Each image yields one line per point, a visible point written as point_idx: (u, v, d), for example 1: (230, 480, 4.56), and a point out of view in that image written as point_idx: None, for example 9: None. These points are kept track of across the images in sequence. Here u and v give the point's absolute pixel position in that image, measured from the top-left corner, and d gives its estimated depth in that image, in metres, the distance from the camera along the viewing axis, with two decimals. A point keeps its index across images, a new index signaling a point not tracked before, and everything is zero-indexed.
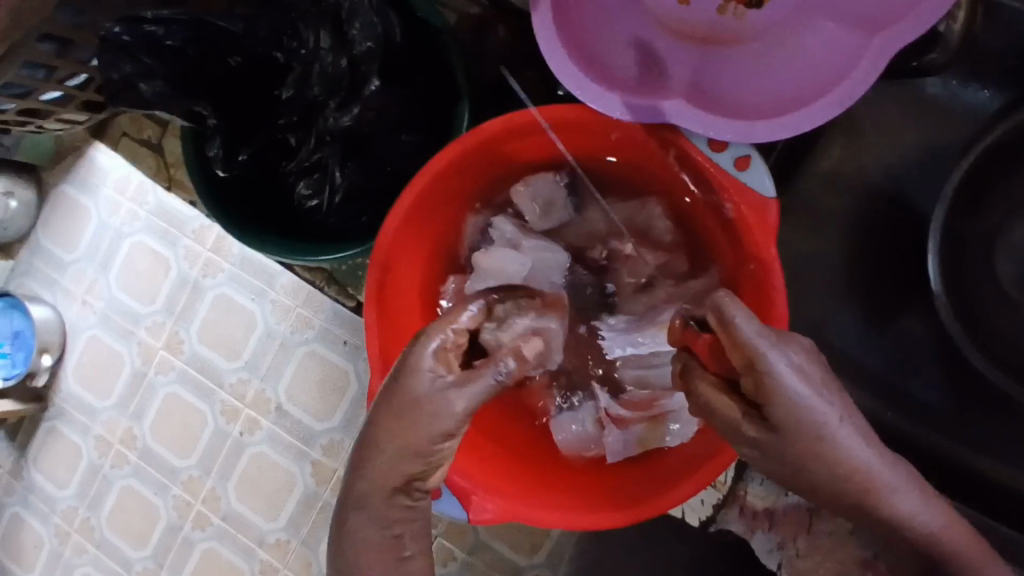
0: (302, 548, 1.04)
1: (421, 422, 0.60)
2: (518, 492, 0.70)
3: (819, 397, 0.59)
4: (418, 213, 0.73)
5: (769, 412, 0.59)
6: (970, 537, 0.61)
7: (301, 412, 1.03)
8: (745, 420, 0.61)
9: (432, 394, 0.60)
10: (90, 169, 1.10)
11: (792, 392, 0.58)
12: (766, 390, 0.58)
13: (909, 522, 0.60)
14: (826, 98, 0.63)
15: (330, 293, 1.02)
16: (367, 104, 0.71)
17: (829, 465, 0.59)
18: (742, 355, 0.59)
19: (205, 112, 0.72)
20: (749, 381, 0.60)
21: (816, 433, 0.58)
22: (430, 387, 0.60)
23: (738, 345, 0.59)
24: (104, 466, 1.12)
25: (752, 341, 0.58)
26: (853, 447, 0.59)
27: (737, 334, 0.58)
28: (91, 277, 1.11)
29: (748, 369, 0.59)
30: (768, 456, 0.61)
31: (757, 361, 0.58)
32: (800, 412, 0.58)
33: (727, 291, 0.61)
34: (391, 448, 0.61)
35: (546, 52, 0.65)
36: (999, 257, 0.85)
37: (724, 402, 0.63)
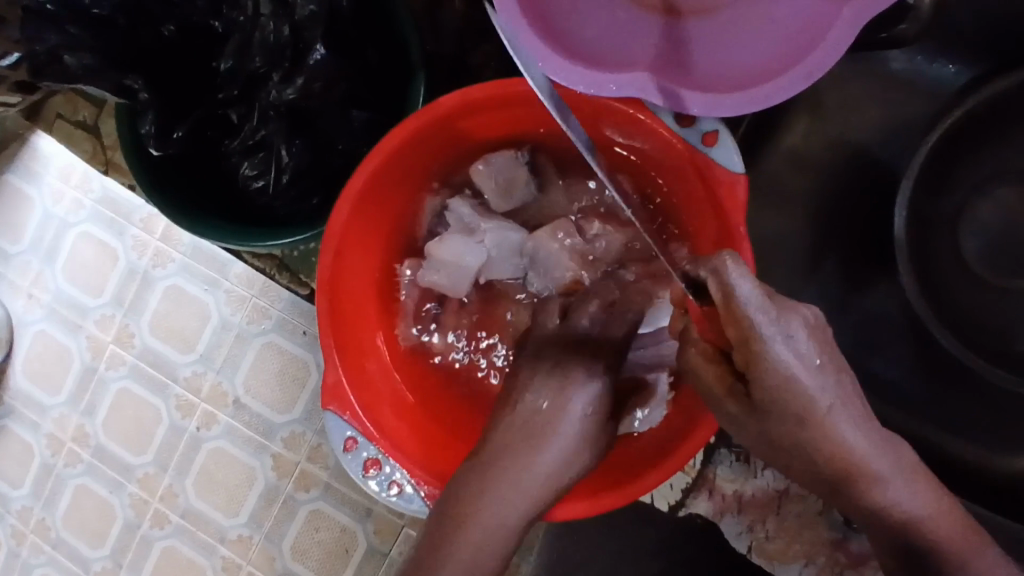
0: (266, 545, 1.01)
1: (556, 448, 0.64)
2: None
3: (812, 377, 0.56)
4: (373, 193, 0.70)
5: (758, 389, 0.56)
6: (955, 522, 0.63)
7: (261, 406, 1.01)
8: (728, 391, 0.59)
9: (578, 432, 0.65)
10: (31, 156, 1.06)
11: (786, 372, 0.54)
12: (757, 370, 0.55)
13: (890, 508, 0.62)
14: (793, 71, 0.61)
15: (282, 281, 1.00)
16: (313, 74, 0.68)
17: (814, 449, 0.59)
18: (738, 334, 0.54)
19: (137, 85, 0.69)
20: (739, 358, 0.55)
21: (806, 416, 0.57)
22: (573, 427, 0.65)
23: (735, 322, 0.53)
24: (57, 466, 1.07)
25: (751, 323, 0.52)
26: (844, 433, 0.58)
27: (738, 312, 0.52)
28: (36, 269, 1.08)
29: (742, 347, 0.54)
30: (751, 430, 0.60)
31: (752, 341, 0.53)
32: (790, 392, 0.55)
33: (732, 255, 0.53)
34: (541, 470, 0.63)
35: (506, 24, 0.62)
36: (964, 233, 0.85)
37: (709, 374, 0.59)
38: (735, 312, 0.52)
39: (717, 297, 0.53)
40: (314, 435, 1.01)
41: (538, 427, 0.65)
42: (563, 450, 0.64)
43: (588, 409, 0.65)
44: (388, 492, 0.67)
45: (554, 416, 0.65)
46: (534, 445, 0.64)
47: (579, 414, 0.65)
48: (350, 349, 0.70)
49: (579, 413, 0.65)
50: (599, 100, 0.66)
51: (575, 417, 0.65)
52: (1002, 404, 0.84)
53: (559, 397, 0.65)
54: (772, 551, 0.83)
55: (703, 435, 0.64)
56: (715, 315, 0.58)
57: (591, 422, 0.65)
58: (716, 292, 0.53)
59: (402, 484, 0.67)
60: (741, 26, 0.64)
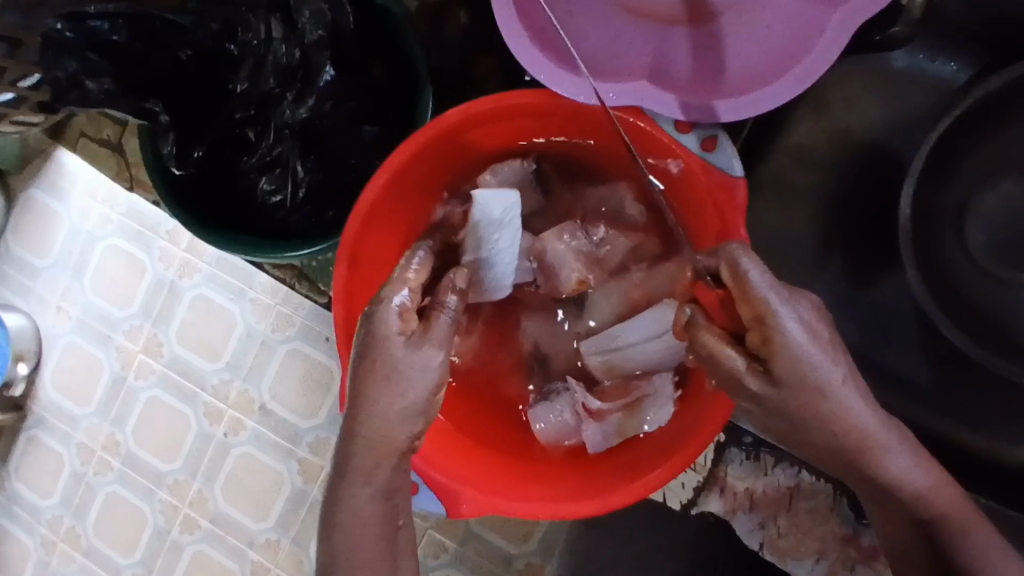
0: (293, 548, 1.05)
1: (380, 453, 0.62)
2: (462, 470, 0.69)
3: (825, 355, 0.58)
4: (385, 203, 0.72)
5: (773, 367, 0.58)
6: (954, 497, 0.63)
7: (286, 412, 1.04)
8: (746, 373, 0.59)
9: (397, 422, 0.61)
10: (56, 172, 1.10)
11: (799, 350, 0.57)
12: (773, 346, 0.57)
13: (899, 481, 0.62)
14: (786, 76, 0.65)
15: (301, 290, 1.04)
16: (322, 96, 0.74)
17: (827, 422, 0.60)
18: (751, 310, 0.58)
19: (157, 108, 0.73)
20: (755, 337, 0.59)
21: (818, 391, 0.58)
22: (404, 391, 0.60)
23: (749, 300, 0.57)
24: (88, 474, 1.11)
25: (763, 296, 0.57)
26: (853, 407, 0.60)
27: (750, 290, 0.57)
28: (65, 284, 1.12)
29: (757, 324, 0.58)
30: (766, 409, 0.61)
31: (767, 316, 0.57)
32: (806, 370, 0.57)
33: (741, 244, 0.59)
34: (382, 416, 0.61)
35: (507, 36, 0.67)
36: (970, 225, 0.85)
37: (727, 355, 0.60)
38: (748, 291, 0.57)
39: (729, 278, 0.59)
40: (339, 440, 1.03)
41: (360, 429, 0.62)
42: (388, 449, 0.62)
43: (401, 391, 0.60)
44: None
45: (371, 412, 0.61)
46: (356, 464, 0.62)
47: (391, 406, 0.61)
48: None
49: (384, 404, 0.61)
50: (597, 110, 0.68)
51: (388, 409, 0.61)
52: (1013, 396, 0.84)
53: (362, 392, 0.61)
54: (785, 548, 0.83)
55: (713, 424, 0.65)
56: (728, 298, 0.63)
57: (408, 397, 0.61)
58: (729, 275, 0.58)
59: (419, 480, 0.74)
60: (730, 47, 0.69)
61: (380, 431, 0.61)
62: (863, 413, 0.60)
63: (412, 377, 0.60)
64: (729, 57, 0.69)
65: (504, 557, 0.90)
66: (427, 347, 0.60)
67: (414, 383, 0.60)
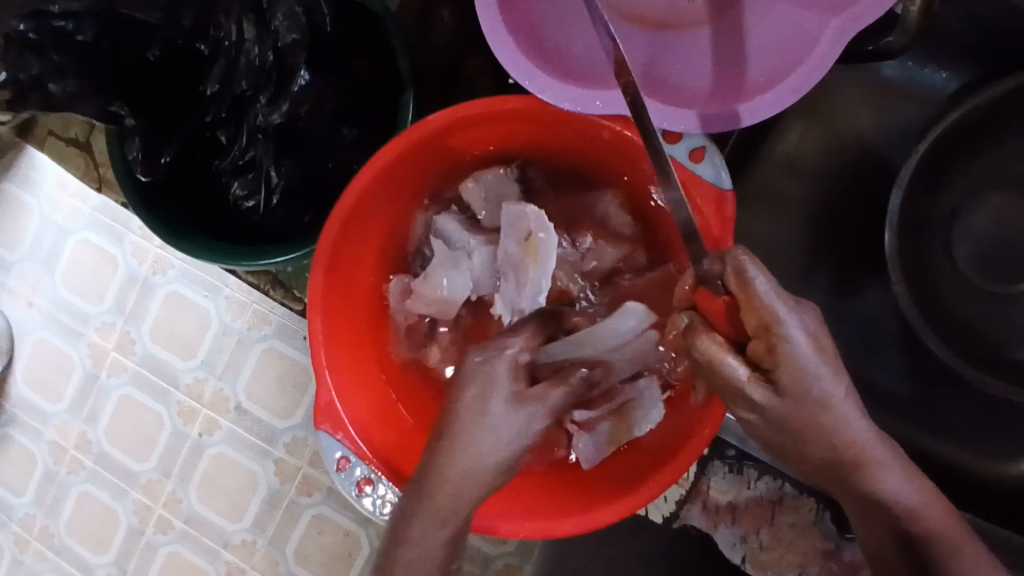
0: (269, 548, 1.02)
1: (466, 493, 0.59)
2: (488, 501, 0.67)
3: (829, 369, 0.58)
4: (366, 209, 0.70)
5: (777, 378, 0.57)
6: (945, 518, 0.63)
7: (260, 410, 1.02)
8: (749, 383, 0.57)
9: (477, 472, 0.59)
10: (26, 165, 1.06)
11: (803, 360, 0.56)
12: (778, 356, 0.56)
13: (892, 497, 0.62)
14: (780, 86, 0.64)
15: (276, 296, 1.01)
16: (300, 98, 0.72)
17: (828, 437, 0.59)
18: (758, 319, 0.56)
19: (122, 111, 0.70)
20: (759, 346, 0.58)
21: (821, 403, 0.58)
22: (490, 433, 0.60)
23: (755, 308, 0.56)
24: (60, 473, 1.08)
25: (771, 304, 0.56)
26: (853, 423, 0.60)
27: (756, 298, 0.56)
28: (36, 277, 1.08)
29: (763, 332, 0.57)
30: (767, 421, 0.60)
31: (773, 324, 0.56)
32: (811, 382, 0.57)
33: (749, 252, 0.57)
34: (473, 457, 0.59)
35: (493, 40, 0.65)
36: (956, 237, 0.85)
37: (728, 364, 0.58)
38: (755, 299, 0.56)
39: (734, 284, 0.57)
40: (316, 440, 1.01)
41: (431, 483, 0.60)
42: (474, 487, 0.59)
43: (496, 442, 0.60)
44: (381, 511, 0.67)
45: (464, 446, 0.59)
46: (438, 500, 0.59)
47: (480, 454, 0.59)
48: (344, 366, 0.70)
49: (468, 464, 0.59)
50: (586, 117, 0.66)
51: (470, 459, 0.59)
52: (994, 407, 0.84)
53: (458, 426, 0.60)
54: (766, 561, 0.83)
55: (707, 431, 0.63)
56: (734, 306, 0.60)
57: (494, 459, 0.60)
58: (734, 281, 0.57)
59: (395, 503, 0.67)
60: (729, 55, 0.69)
61: (456, 493, 0.59)
62: (864, 429, 0.61)
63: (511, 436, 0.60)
64: (726, 65, 0.69)
65: (481, 557, 0.90)
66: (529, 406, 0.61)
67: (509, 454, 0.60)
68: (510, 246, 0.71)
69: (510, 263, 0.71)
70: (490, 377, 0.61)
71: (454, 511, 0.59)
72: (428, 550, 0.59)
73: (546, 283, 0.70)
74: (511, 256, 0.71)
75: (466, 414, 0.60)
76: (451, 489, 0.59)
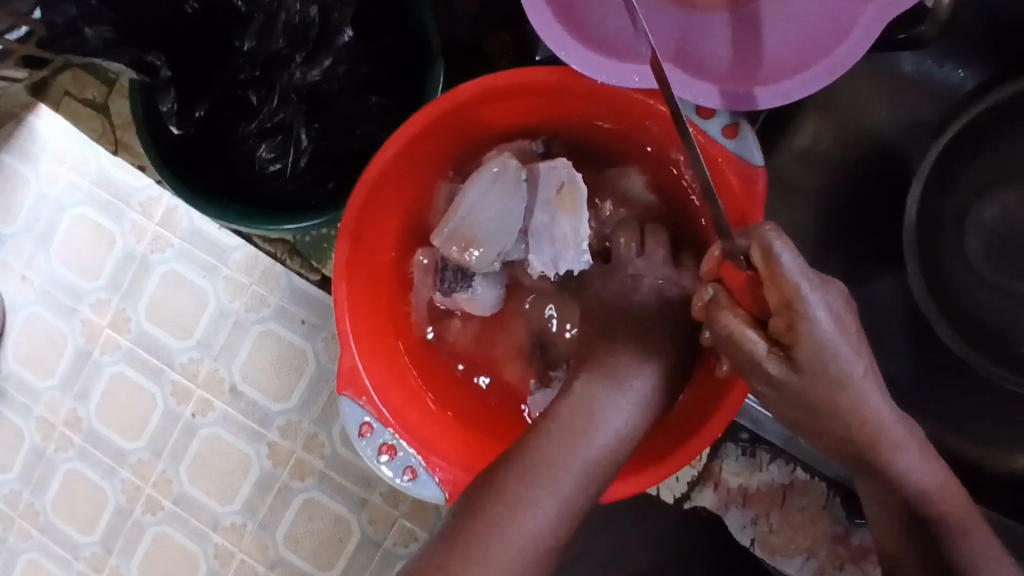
0: (259, 532, 1.02)
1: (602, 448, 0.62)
2: None
3: (848, 345, 0.59)
4: (393, 177, 0.70)
5: (795, 354, 0.58)
6: (955, 497, 0.65)
7: (257, 393, 1.01)
8: (767, 358, 0.58)
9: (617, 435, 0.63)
10: (27, 136, 1.05)
11: (823, 337, 0.57)
12: (798, 333, 0.57)
13: (907, 477, 0.63)
14: (814, 67, 0.65)
15: (292, 266, 1.00)
16: (339, 56, 0.74)
17: (844, 413, 0.61)
18: (780, 295, 0.56)
19: (158, 62, 0.70)
20: (779, 322, 0.58)
21: (837, 379, 0.59)
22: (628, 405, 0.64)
23: (777, 285, 0.56)
24: (48, 450, 1.07)
25: (795, 281, 0.56)
26: (871, 400, 0.61)
27: (780, 275, 0.55)
28: (29, 252, 1.06)
29: (784, 309, 0.57)
30: (781, 394, 0.60)
31: (796, 302, 0.56)
32: (828, 358, 0.58)
33: (775, 227, 0.57)
34: (614, 418, 0.63)
35: (528, 7, 0.65)
36: (968, 232, 0.86)
37: (748, 338, 0.58)
38: (778, 275, 0.56)
39: (758, 260, 0.57)
40: (311, 424, 1.00)
41: (565, 428, 0.62)
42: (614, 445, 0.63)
43: (629, 414, 0.64)
44: (402, 477, 0.67)
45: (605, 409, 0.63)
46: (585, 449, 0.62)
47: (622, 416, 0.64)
48: (365, 336, 0.70)
49: (605, 431, 0.63)
50: (619, 90, 0.67)
51: (615, 419, 0.63)
52: (1000, 401, 0.85)
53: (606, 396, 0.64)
54: (776, 544, 0.83)
55: (724, 413, 0.64)
56: (757, 281, 0.59)
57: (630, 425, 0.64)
58: (757, 255, 0.57)
59: (417, 470, 0.67)
60: (770, 35, 0.69)
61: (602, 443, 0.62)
62: (881, 406, 0.62)
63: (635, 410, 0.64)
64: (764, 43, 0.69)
65: None
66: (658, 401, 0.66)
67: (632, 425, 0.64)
68: (545, 210, 0.72)
69: (543, 229, 0.72)
70: (649, 349, 0.67)
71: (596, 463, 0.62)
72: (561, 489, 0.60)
73: (584, 230, 0.70)
74: (544, 221, 0.72)
75: (614, 373, 0.65)
76: (568, 455, 0.61)
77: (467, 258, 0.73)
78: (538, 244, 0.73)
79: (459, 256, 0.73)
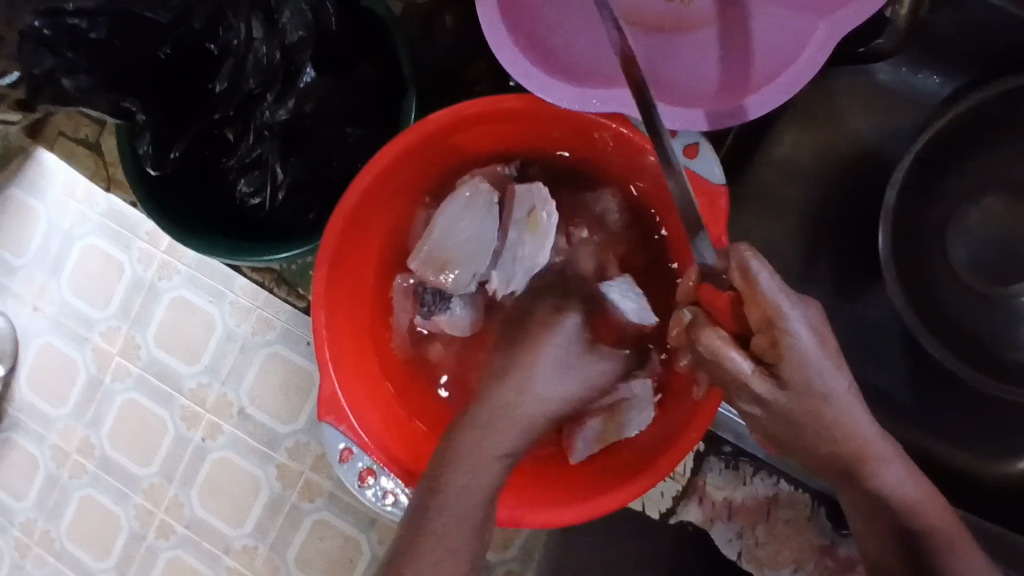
0: (270, 555, 1.03)
1: (530, 407, 0.68)
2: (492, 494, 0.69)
3: (831, 362, 0.59)
4: (368, 206, 0.72)
5: (780, 371, 0.58)
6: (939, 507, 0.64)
7: (266, 416, 1.03)
8: (753, 375, 0.58)
9: (544, 396, 0.69)
10: (35, 170, 1.08)
11: (806, 353, 0.57)
12: (781, 349, 0.57)
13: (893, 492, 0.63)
14: (770, 86, 0.66)
15: (280, 295, 1.02)
16: (303, 97, 0.75)
17: (828, 430, 0.61)
18: (761, 312, 0.57)
19: (134, 108, 0.73)
20: (762, 340, 0.58)
21: (822, 395, 0.59)
22: (555, 371, 0.69)
23: (758, 302, 0.57)
24: (62, 477, 1.09)
25: (774, 298, 0.57)
26: (855, 415, 0.61)
27: (759, 292, 0.57)
28: (42, 281, 1.10)
29: (766, 327, 0.57)
30: (770, 412, 0.60)
31: (777, 319, 0.57)
32: (812, 374, 0.58)
33: (753, 247, 0.58)
34: (541, 383, 0.69)
35: (490, 37, 0.67)
36: (951, 241, 0.85)
37: (731, 358, 0.58)
38: (757, 293, 0.57)
39: (737, 279, 0.58)
40: (318, 445, 1.02)
41: (495, 394, 0.68)
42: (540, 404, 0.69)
43: (558, 377, 0.69)
44: (382, 502, 0.69)
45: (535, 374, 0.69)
46: (511, 408, 0.67)
47: (550, 380, 0.69)
48: (346, 362, 0.72)
49: (504, 442, 0.66)
50: (582, 115, 0.69)
51: (543, 383, 0.69)
52: (990, 406, 0.85)
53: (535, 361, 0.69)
54: (762, 557, 0.84)
55: (698, 427, 0.65)
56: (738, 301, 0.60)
57: (556, 388, 0.69)
58: (738, 275, 0.58)
59: (396, 493, 0.69)
60: (734, 50, 0.70)
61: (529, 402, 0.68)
62: (865, 422, 0.62)
63: (563, 372, 0.70)
64: (735, 59, 0.70)
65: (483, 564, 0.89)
66: (587, 362, 0.71)
67: (559, 385, 0.69)
68: (518, 229, 0.74)
69: (514, 247, 0.74)
70: (550, 353, 0.70)
71: (523, 424, 0.68)
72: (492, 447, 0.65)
73: (546, 248, 0.72)
74: (516, 239, 0.74)
75: (512, 384, 0.69)
76: (495, 416, 0.67)
77: (444, 280, 0.74)
78: (503, 263, 0.75)
79: (437, 279, 0.74)
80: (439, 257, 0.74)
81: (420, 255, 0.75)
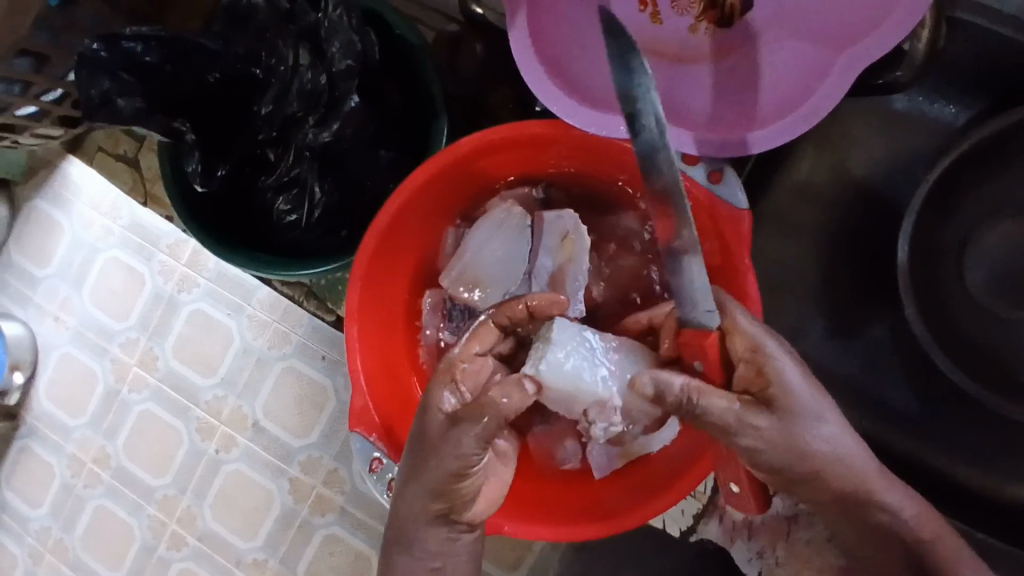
0: (280, 568, 1.04)
1: (426, 492, 0.63)
2: (511, 508, 0.70)
3: (815, 393, 0.60)
4: (400, 226, 0.74)
5: (767, 399, 0.59)
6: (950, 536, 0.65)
7: (279, 429, 1.05)
8: (747, 408, 0.58)
9: (434, 480, 0.62)
10: (61, 184, 1.12)
11: (792, 382, 0.59)
12: (767, 377, 0.59)
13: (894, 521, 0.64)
14: (792, 115, 0.68)
15: (309, 307, 1.04)
16: (346, 121, 0.76)
17: (829, 463, 0.61)
18: (743, 342, 0.60)
19: (184, 127, 0.77)
20: (746, 372, 0.60)
21: (816, 420, 0.59)
22: (444, 454, 0.61)
23: (739, 332, 0.60)
24: (77, 486, 1.11)
25: (750, 328, 0.60)
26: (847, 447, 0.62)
27: (737, 322, 0.60)
28: (64, 294, 1.13)
29: (751, 354, 0.59)
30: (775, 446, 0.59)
31: (759, 346, 0.59)
32: (799, 401, 0.59)
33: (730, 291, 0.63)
34: (427, 467, 0.62)
35: (520, 61, 0.70)
36: (969, 263, 0.87)
37: (716, 402, 0.58)
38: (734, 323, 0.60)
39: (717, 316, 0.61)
40: (331, 460, 1.03)
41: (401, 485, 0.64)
42: (440, 488, 0.62)
43: (445, 455, 0.61)
44: None
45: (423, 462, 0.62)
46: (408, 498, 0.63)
47: (440, 463, 0.61)
48: (377, 376, 0.74)
49: (408, 518, 0.64)
50: (610, 142, 0.71)
51: (432, 467, 0.62)
52: (1011, 431, 0.85)
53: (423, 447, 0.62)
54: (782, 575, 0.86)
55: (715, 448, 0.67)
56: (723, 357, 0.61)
57: (445, 466, 0.61)
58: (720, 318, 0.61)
59: None
60: (756, 81, 0.73)
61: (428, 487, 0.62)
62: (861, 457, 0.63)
63: (446, 451, 0.61)
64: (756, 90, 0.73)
65: None
66: (470, 433, 0.60)
67: (451, 462, 0.61)
68: (548, 256, 0.75)
69: (545, 273, 0.75)
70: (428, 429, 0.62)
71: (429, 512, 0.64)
72: (414, 547, 0.65)
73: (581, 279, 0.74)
74: (546, 266, 0.75)
75: (404, 470, 0.64)
76: (402, 518, 0.65)
77: (474, 298, 0.76)
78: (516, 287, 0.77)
79: (466, 297, 0.77)
80: (468, 274, 0.77)
81: (454, 271, 0.77)
